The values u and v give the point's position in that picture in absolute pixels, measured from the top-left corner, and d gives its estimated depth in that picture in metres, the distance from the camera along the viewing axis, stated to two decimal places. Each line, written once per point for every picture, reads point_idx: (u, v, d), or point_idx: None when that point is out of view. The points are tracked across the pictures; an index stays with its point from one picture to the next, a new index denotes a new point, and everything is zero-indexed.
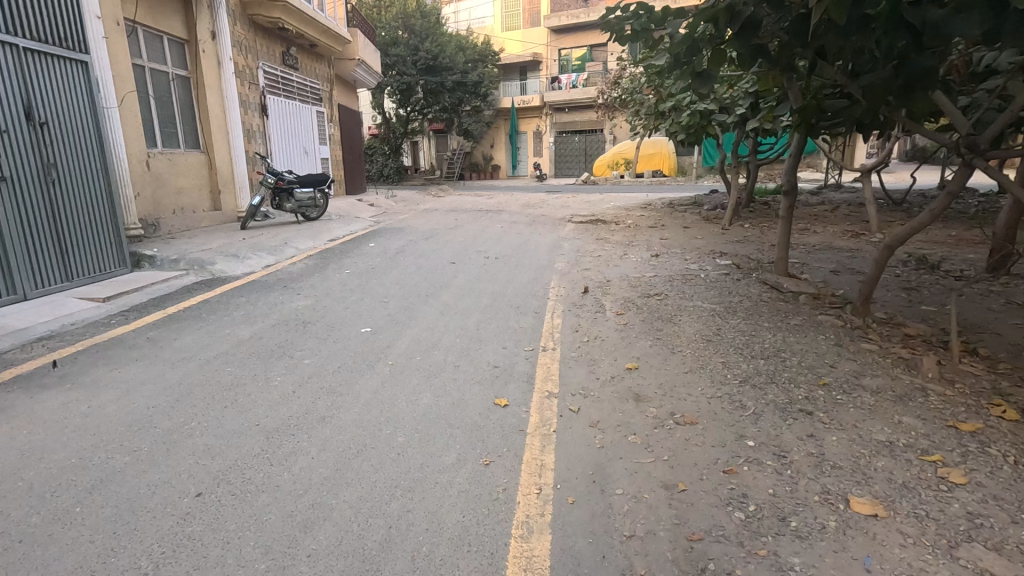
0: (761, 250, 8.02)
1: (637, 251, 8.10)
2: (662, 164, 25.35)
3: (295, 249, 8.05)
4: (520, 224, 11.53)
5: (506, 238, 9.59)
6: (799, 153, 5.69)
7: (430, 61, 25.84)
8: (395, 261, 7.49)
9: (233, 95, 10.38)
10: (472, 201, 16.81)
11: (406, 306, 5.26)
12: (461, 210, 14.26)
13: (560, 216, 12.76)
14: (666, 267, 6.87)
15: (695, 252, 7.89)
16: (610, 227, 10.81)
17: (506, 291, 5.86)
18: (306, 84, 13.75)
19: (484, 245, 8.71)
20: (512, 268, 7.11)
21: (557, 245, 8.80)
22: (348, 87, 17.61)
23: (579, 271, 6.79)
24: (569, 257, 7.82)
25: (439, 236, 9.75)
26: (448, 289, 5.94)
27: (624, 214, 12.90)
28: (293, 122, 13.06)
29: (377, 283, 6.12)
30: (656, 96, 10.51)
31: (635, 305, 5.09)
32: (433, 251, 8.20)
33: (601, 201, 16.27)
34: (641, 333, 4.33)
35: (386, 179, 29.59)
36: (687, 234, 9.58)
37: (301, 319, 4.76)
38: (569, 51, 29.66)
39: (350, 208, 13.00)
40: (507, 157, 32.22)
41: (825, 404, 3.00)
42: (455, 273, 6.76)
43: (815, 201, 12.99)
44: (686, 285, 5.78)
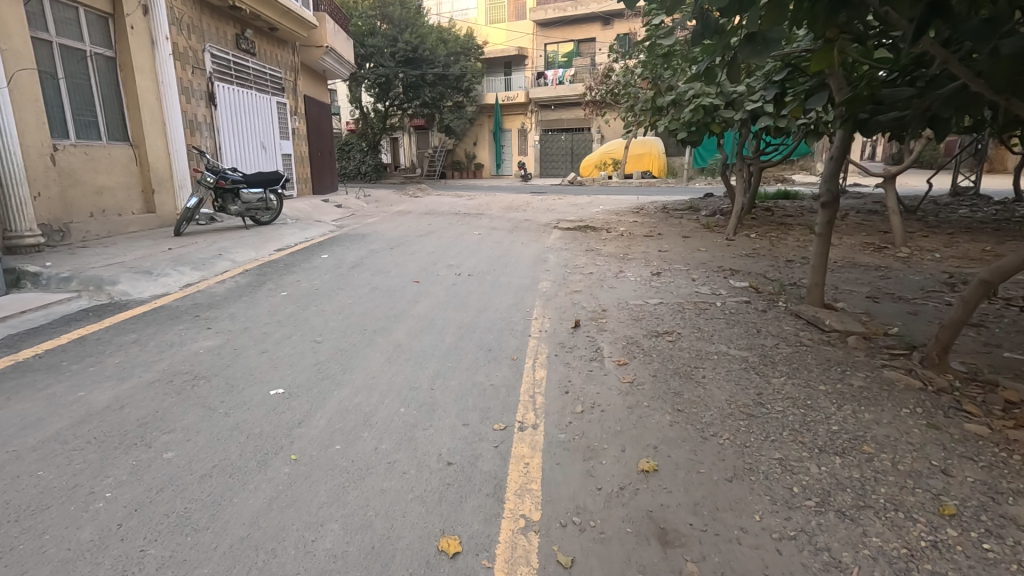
0: (777, 267, 6.93)
1: (634, 267, 6.96)
2: (651, 165, 24.23)
3: (230, 262, 6.78)
4: (500, 230, 10.34)
5: (483, 248, 8.37)
6: (842, 155, 4.55)
7: (410, 53, 24.57)
8: (348, 278, 6.26)
9: (169, 81, 9.08)
10: (450, 203, 15.57)
11: (344, 347, 4.05)
12: (437, 213, 13.02)
13: (545, 222, 11.59)
14: (671, 290, 5.74)
15: (702, 270, 6.76)
16: (601, 236, 9.67)
17: (476, 324, 4.67)
18: (265, 72, 12.40)
19: (456, 258, 7.51)
20: (487, 289, 5.93)
21: (541, 259, 7.62)
22: (317, 77, 16.27)
23: (568, 295, 5.60)
24: (555, 274, 6.66)
25: (406, 245, 8.52)
26: (405, 320, 4.73)
27: (614, 220, 11.78)
28: (248, 114, 11.69)
29: (316, 312, 4.91)
30: (655, 89, 9.35)
31: (640, 350, 3.94)
32: (396, 265, 7.00)
33: (588, 204, 15.15)
34: (654, 401, 3.16)
35: (364, 176, 28.29)
36: (689, 245, 8.45)
37: (192, 373, 3.51)
38: (556, 46, 28.51)
39: (311, 210, 11.69)
40: (491, 155, 30.99)
41: (970, 565, 1.86)
42: (416, 296, 5.55)
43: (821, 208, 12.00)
44: (701, 318, 4.64)
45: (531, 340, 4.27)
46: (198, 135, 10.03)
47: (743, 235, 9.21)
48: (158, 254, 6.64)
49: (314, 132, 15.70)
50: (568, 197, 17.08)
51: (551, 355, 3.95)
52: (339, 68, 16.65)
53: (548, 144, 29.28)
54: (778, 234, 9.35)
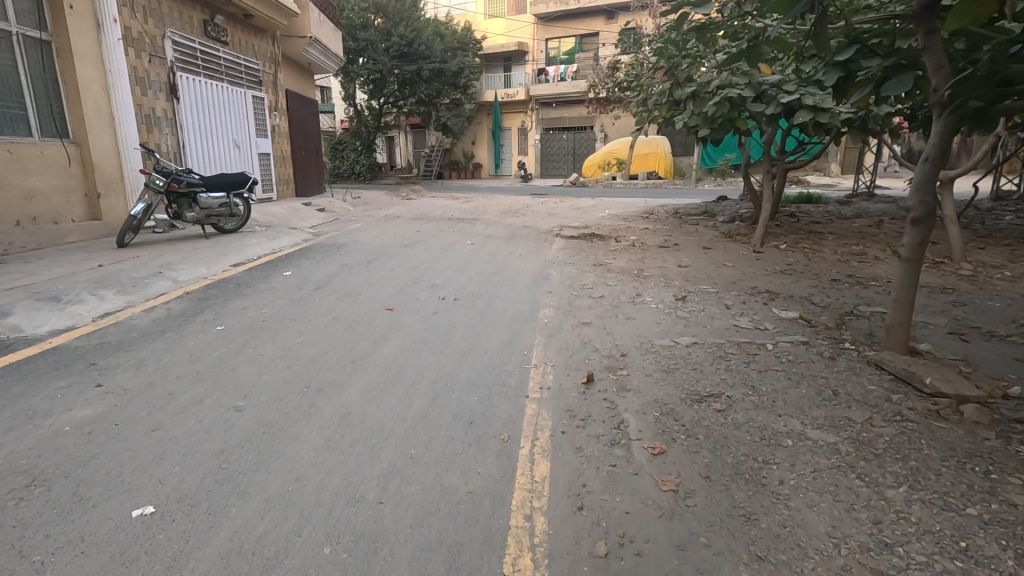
0: (823, 289, 5.83)
1: (652, 289, 5.84)
2: (658, 165, 23.05)
3: (169, 282, 5.67)
4: (496, 239, 9.24)
5: (475, 263, 7.25)
6: (943, 155, 3.44)
7: (404, 48, 23.55)
8: (306, 305, 5.14)
9: (119, 69, 7.98)
10: (444, 207, 14.44)
11: (268, 421, 2.92)
12: (427, 218, 11.91)
13: (546, 229, 10.47)
14: (703, 323, 4.64)
15: (734, 293, 5.65)
16: (610, 247, 8.56)
17: (456, 377, 3.55)
18: (239, 63, 11.31)
19: (441, 276, 6.40)
20: (474, 320, 4.81)
21: (543, 277, 6.50)
22: (302, 69, 15.19)
23: (574, 332, 4.49)
24: (558, 298, 5.56)
25: (387, 258, 7.41)
26: (364, 371, 3.62)
27: (623, 227, 10.67)
28: (218, 108, 10.57)
29: (251, 358, 3.78)
30: (670, 80, 8.22)
31: (680, 431, 2.82)
32: (368, 285, 5.89)
33: (593, 208, 14.02)
34: (716, 535, 2.07)
35: (359, 177, 27.42)
36: (713, 260, 7.35)
37: (33, 474, 2.40)
38: (558, 41, 27.38)
39: (287, 215, 10.58)
40: (490, 155, 29.84)
41: None
42: (386, 332, 4.43)
43: (850, 214, 10.89)
44: (755, 371, 3.51)
45: (529, 408, 3.15)
46: (156, 131, 8.93)
47: (771, 247, 8.11)
48: (81, 273, 5.53)
49: (298, 130, 14.63)
50: (570, 200, 15.96)
51: (556, 436, 2.84)
52: (326, 62, 15.56)
53: (549, 144, 28.14)
54: (811, 246, 8.24)
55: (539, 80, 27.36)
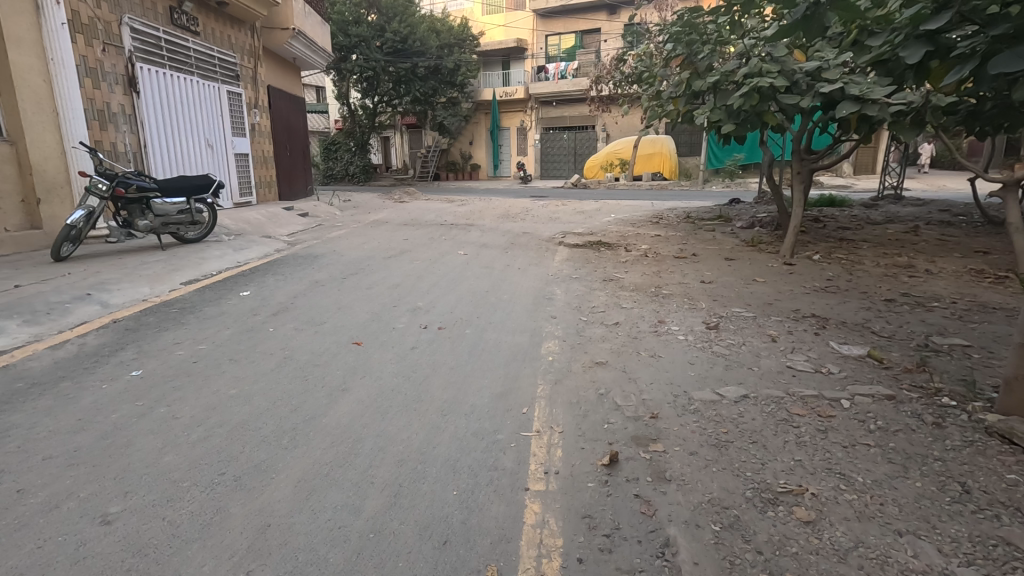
0: (879, 314, 4.89)
1: (677, 314, 4.88)
2: (662, 165, 22.13)
3: (96, 307, 4.71)
4: (492, 248, 8.30)
5: (467, 278, 6.30)
6: None
7: (398, 44, 22.66)
8: (255, 338, 4.17)
9: (64, 58, 7.03)
10: (437, 211, 13.51)
11: (142, 546, 1.98)
12: (419, 223, 10.97)
13: (548, 235, 9.52)
14: (748, 363, 3.70)
15: (776, 320, 4.70)
16: (621, 257, 7.61)
17: (430, 458, 2.60)
18: (213, 54, 10.35)
19: (426, 297, 5.43)
20: (462, 359, 3.86)
21: (545, 297, 5.54)
22: (286, 64, 14.26)
23: (587, 378, 3.55)
24: (565, 326, 4.62)
25: (366, 272, 6.46)
26: (308, 446, 2.68)
27: (632, 233, 9.74)
28: (188, 104, 9.60)
29: (157, 426, 2.81)
30: (688, 69, 7.28)
31: (757, 565, 1.88)
32: (337, 309, 4.94)
33: (597, 211, 13.07)
34: None
35: (353, 178, 26.62)
36: (740, 273, 6.42)
37: None
38: (558, 37, 26.42)
39: (263, 223, 9.64)
40: (488, 155, 28.91)
41: None
42: (347, 378, 3.48)
43: (881, 219, 9.96)
44: (840, 449, 2.56)
45: (530, 515, 2.21)
46: (111, 129, 7.98)
47: (802, 258, 7.19)
48: None
49: (283, 129, 13.72)
50: (573, 203, 15.00)
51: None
52: (313, 56, 14.62)
53: (549, 144, 27.20)
54: (848, 257, 7.31)
55: (539, 78, 26.48)
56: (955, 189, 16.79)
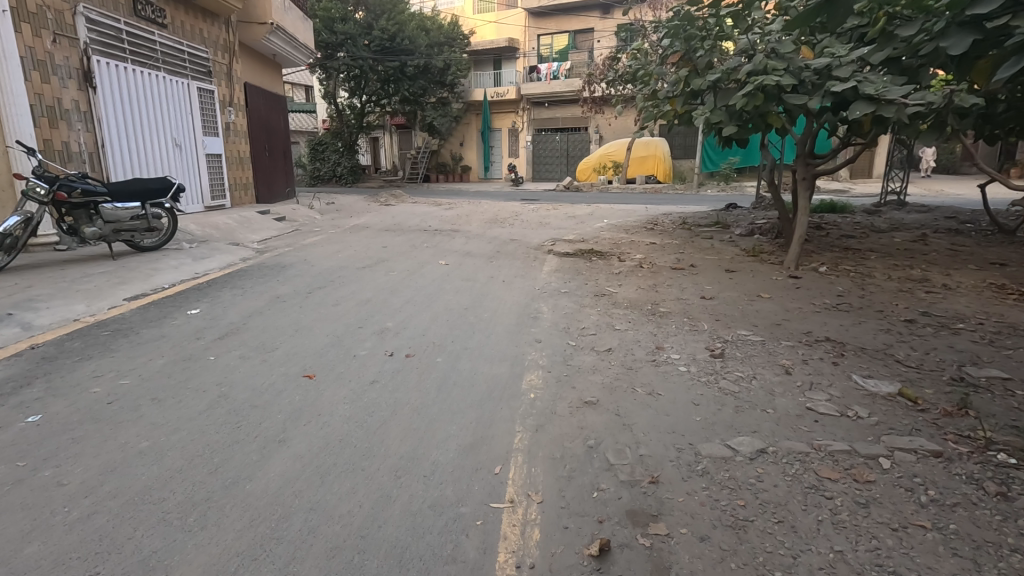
0: (901, 338, 4.39)
1: (677, 338, 4.34)
2: (656, 168, 21.70)
3: (15, 331, 4.11)
4: (476, 256, 7.76)
5: (445, 293, 5.73)
6: None
7: (386, 42, 22.09)
8: (190, 369, 3.60)
9: (6, 48, 6.39)
10: (423, 215, 12.95)
11: None
12: (401, 228, 10.41)
13: (537, 243, 8.97)
14: (761, 403, 3.18)
15: (787, 346, 4.19)
16: (615, 268, 7.07)
17: (372, 546, 2.05)
18: (182, 48, 9.75)
19: (397, 316, 4.87)
20: (429, 396, 3.31)
21: (530, 315, 4.99)
22: (266, 61, 13.67)
23: (574, 423, 3.01)
24: (550, 352, 4.08)
25: (335, 286, 5.88)
26: (218, 527, 2.12)
27: (625, 240, 9.22)
28: (153, 100, 8.99)
29: (31, 500, 2.23)
30: (686, 67, 6.77)
31: None
32: (293, 332, 4.36)
33: (589, 216, 12.55)
34: None
35: (340, 179, 25.98)
36: (742, 287, 5.93)
37: None
38: (550, 37, 25.94)
39: (234, 228, 9.05)
40: (479, 157, 28.36)
41: None
42: (287, 425, 2.92)
43: (885, 227, 9.51)
44: (889, 535, 2.02)
45: None
46: (63, 126, 7.37)
47: (809, 270, 6.69)
48: None
49: (261, 129, 13.13)
50: (565, 207, 14.47)
51: None
52: (294, 53, 14.03)
53: (541, 145, 26.69)
54: (856, 269, 6.83)
55: (531, 79, 26.01)
56: (954, 194, 16.43)
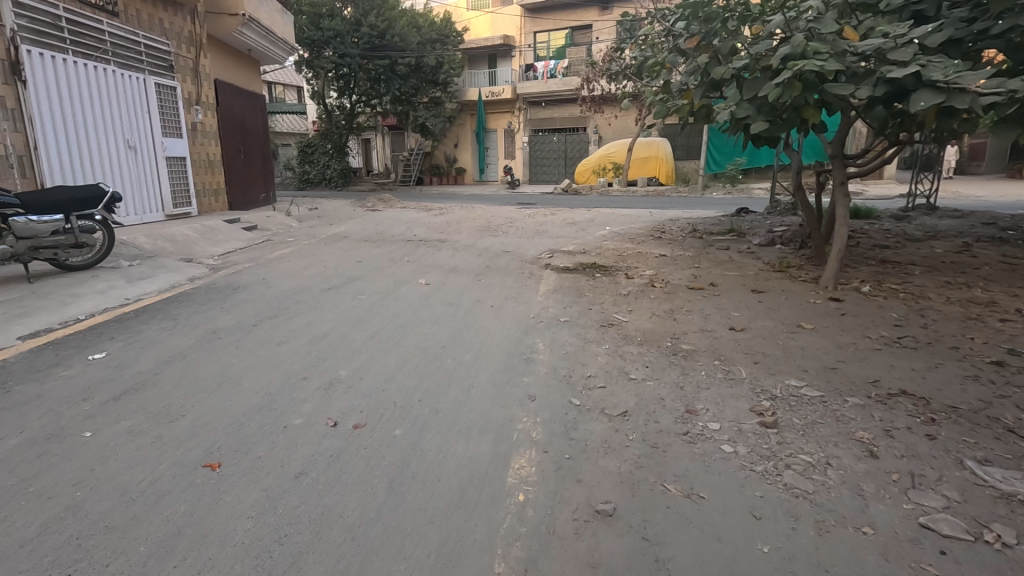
0: (998, 390, 3.42)
1: (710, 394, 3.36)
2: (658, 170, 20.77)
3: None
4: (462, 273, 6.79)
5: (420, 324, 4.74)
6: None
7: (375, 39, 21.11)
8: (48, 453, 2.61)
9: None
10: (410, 223, 11.95)
11: None
12: (383, 238, 9.42)
13: (533, 255, 7.98)
14: (852, 515, 2.21)
15: (855, 405, 3.22)
16: (622, 288, 6.08)
17: None
18: (136, 39, 8.74)
19: (354, 360, 3.88)
20: (373, 504, 2.32)
21: (522, 357, 4.00)
22: (240, 56, 12.67)
23: (582, 559, 2.03)
24: (545, 418, 3.10)
25: (288, 316, 4.90)
26: None
27: (631, 251, 8.25)
28: (102, 97, 8.00)
29: None
30: (703, 53, 5.79)
31: None
32: (215, 388, 3.36)
33: (590, 222, 11.57)
34: None
35: (330, 183, 24.98)
36: (777, 315, 4.96)
37: None
38: (547, 35, 24.96)
39: (192, 241, 8.07)
40: (474, 158, 27.40)
41: None
42: (149, 567, 1.94)
43: (920, 235, 8.55)
44: None
45: None
46: None
47: (849, 290, 5.73)
48: None
49: (234, 130, 12.13)
50: (563, 212, 13.49)
51: None
52: (271, 48, 13.05)
53: (538, 146, 25.72)
54: (903, 288, 5.86)
55: (527, 77, 25.07)
56: (977, 196, 15.45)
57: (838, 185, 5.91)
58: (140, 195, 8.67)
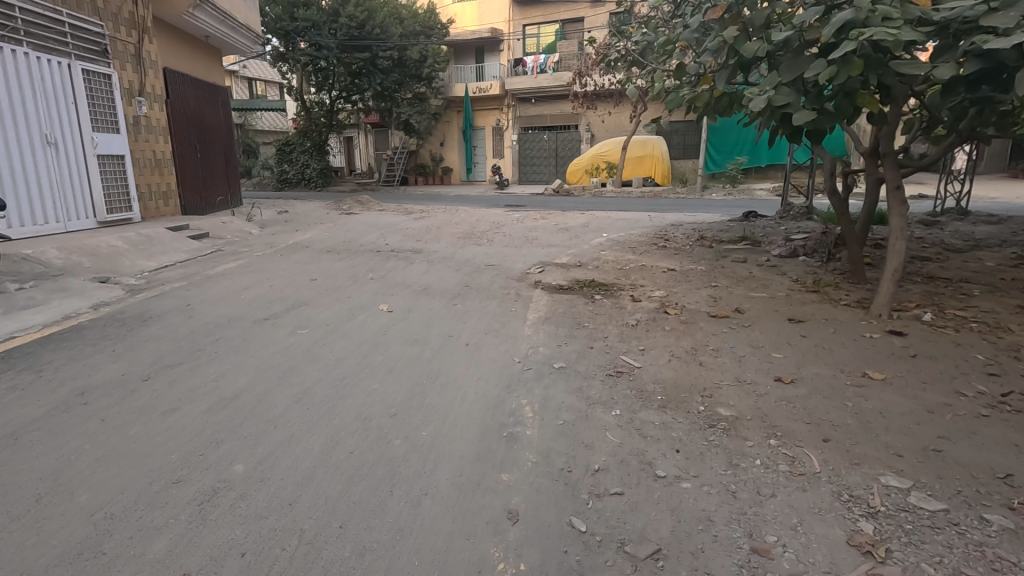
0: None
1: (779, 510, 2.26)
2: (653, 169, 19.73)
3: None
4: (436, 294, 5.65)
5: (368, 376, 3.59)
6: None
7: (354, 30, 19.92)
8: None
9: None
10: (385, 228, 10.77)
11: None
12: (350, 248, 8.26)
13: (520, 270, 6.85)
14: None
15: (1004, 532, 2.12)
16: (629, 317, 4.95)
17: None
18: (58, 18, 7.50)
19: (263, 443, 2.73)
20: None
21: (500, 435, 2.87)
22: (195, 42, 11.43)
23: None
24: (534, 563, 1.98)
25: (197, 363, 3.72)
26: None
27: (634, 265, 7.14)
28: (14, 84, 6.79)
29: None
30: (732, 25, 4.66)
31: None
32: (28, 507, 2.20)
33: (585, 228, 10.47)
34: None
35: (309, 183, 23.72)
36: (830, 359, 3.86)
37: None
38: (537, 28, 23.83)
39: (121, 253, 6.87)
40: (461, 157, 26.21)
41: None
42: None
43: (962, 244, 7.50)
44: None
45: None
46: None
47: (909, 319, 4.65)
48: None
49: (189, 125, 10.90)
50: (555, 216, 12.35)
51: None
52: (232, 35, 11.83)
53: (527, 145, 24.58)
54: (973, 315, 4.78)
55: (516, 72, 23.96)
56: (994, 197, 14.49)
57: (892, 190, 4.84)
58: (63, 200, 7.46)
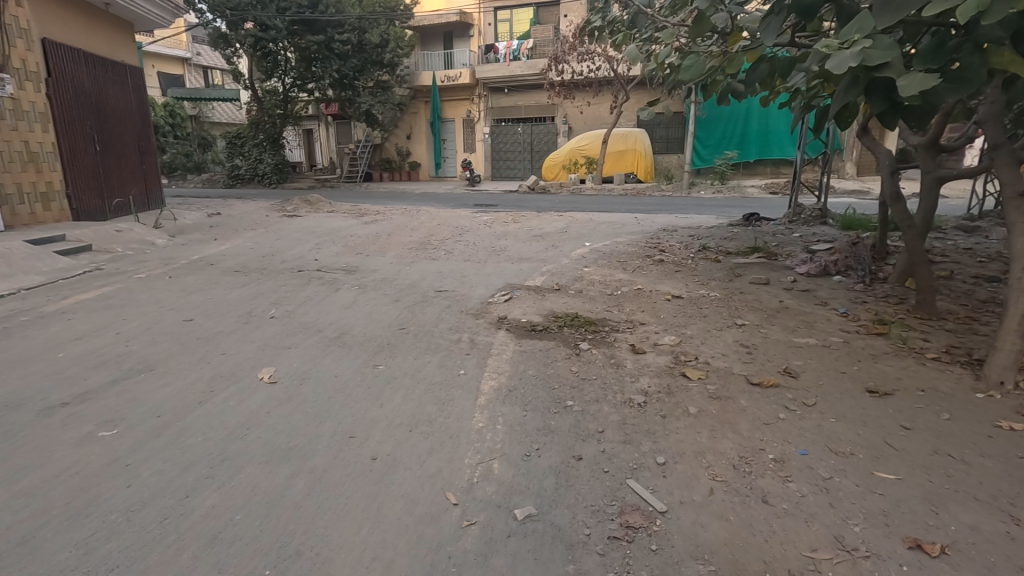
0: None
1: None
2: (636, 165, 18.22)
3: None
4: (354, 343, 3.97)
5: (164, 560, 1.91)
6: None
7: (306, 10, 17.97)
8: None
9: None
10: (325, 236, 8.99)
11: None
12: (268, 265, 6.51)
13: (479, 298, 5.20)
14: None
15: None
16: (631, 386, 3.32)
17: None
18: None
19: None
20: None
21: None
22: (93, 11, 9.50)
23: None
24: None
25: None
26: None
27: (628, 289, 5.55)
28: None
29: None
30: None
31: None
32: None
33: (563, 235, 8.86)
34: None
35: (263, 180, 21.64)
36: (979, 487, 2.31)
37: None
38: (509, 12, 22.08)
39: None
40: (429, 152, 24.38)
41: None
42: None
43: None
44: None
45: None
46: None
47: None
48: None
49: (85, 110, 8.97)
50: (528, 220, 10.70)
51: None
52: (141, 4, 9.89)
53: (501, 138, 22.86)
54: None
55: (488, 59, 22.29)
56: None
57: (1013, 196, 3.28)
58: None
